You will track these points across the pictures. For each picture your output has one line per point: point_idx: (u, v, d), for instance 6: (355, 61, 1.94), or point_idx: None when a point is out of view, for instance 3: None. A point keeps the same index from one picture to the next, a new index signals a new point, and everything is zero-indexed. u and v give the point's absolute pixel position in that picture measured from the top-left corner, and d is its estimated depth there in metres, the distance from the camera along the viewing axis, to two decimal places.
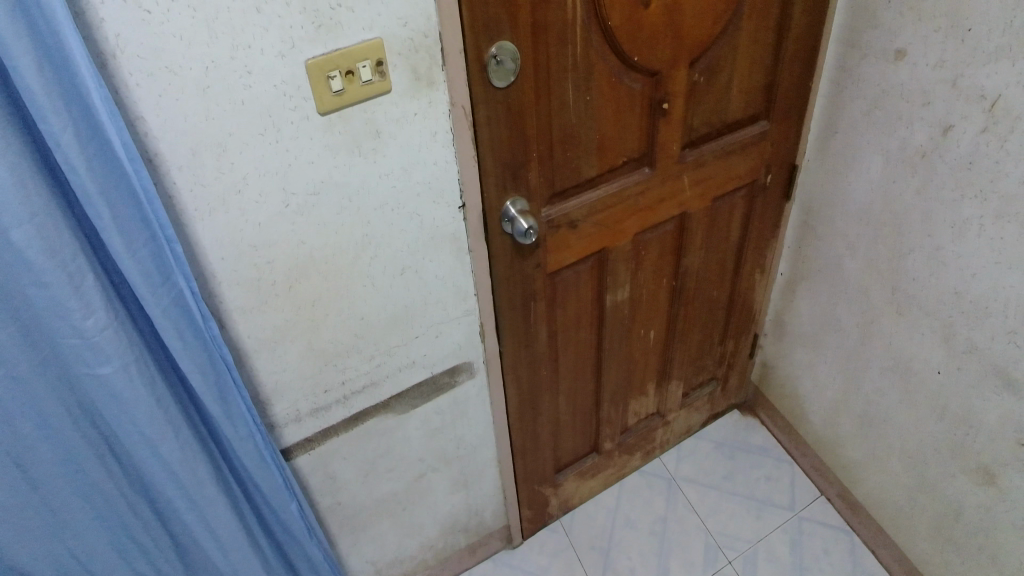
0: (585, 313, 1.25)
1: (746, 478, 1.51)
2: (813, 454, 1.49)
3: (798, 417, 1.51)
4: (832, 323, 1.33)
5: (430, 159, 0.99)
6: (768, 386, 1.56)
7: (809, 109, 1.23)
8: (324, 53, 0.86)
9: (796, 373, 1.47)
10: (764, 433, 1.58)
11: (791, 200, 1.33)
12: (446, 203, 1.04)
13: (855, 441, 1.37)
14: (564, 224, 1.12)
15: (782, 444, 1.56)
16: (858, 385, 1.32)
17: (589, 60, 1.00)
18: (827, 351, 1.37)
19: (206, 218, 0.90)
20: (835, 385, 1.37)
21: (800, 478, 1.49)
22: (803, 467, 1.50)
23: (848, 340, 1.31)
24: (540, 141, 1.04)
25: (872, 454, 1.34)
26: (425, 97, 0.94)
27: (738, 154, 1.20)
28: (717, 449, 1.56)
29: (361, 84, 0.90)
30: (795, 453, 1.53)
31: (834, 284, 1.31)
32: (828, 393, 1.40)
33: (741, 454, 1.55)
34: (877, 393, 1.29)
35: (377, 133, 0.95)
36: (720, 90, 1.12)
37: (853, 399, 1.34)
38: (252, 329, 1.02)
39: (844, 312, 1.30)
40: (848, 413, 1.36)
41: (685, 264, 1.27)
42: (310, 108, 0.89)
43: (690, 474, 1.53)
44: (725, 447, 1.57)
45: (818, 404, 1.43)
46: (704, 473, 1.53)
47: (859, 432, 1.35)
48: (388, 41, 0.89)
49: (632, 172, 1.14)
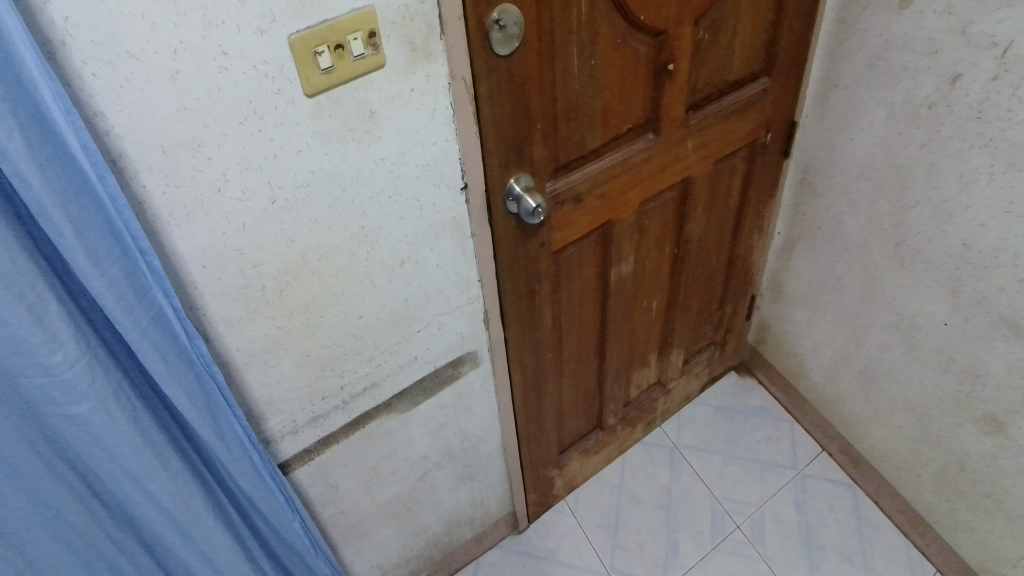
0: (588, 291, 1.18)
1: (747, 440, 1.50)
2: (812, 411, 1.49)
3: (797, 376, 1.50)
4: (832, 280, 1.31)
5: (430, 140, 0.90)
6: (765, 346, 1.55)
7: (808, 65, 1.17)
8: (309, 27, 0.76)
9: (793, 332, 1.45)
10: (762, 393, 1.57)
11: (789, 157, 1.28)
12: (447, 186, 0.94)
13: (856, 396, 1.36)
14: (568, 201, 1.05)
15: (779, 402, 1.55)
16: (859, 342, 1.30)
17: (594, 21, 0.91)
18: (825, 309, 1.35)
19: (183, 224, 0.81)
20: (836, 344, 1.36)
21: (800, 435, 1.50)
22: (803, 425, 1.51)
23: (848, 296, 1.29)
24: (543, 114, 0.95)
25: (873, 409, 1.34)
26: (421, 71, 0.85)
27: (740, 114, 1.13)
28: (717, 413, 1.55)
29: (352, 60, 0.79)
30: (794, 411, 1.53)
31: (835, 243, 1.28)
32: (827, 350, 1.38)
33: (739, 416, 1.54)
34: (879, 347, 1.26)
35: (370, 114, 0.84)
36: (724, 48, 1.04)
37: (854, 356, 1.33)
38: (241, 341, 0.93)
39: (845, 270, 1.28)
40: (849, 369, 1.35)
41: (687, 232, 1.22)
42: (295, 90, 0.79)
43: (691, 441, 1.51)
44: (724, 410, 1.55)
45: (817, 361, 1.42)
46: (705, 439, 1.51)
47: (860, 387, 1.34)
48: (380, 10, 0.79)
49: (635, 141, 1.06)
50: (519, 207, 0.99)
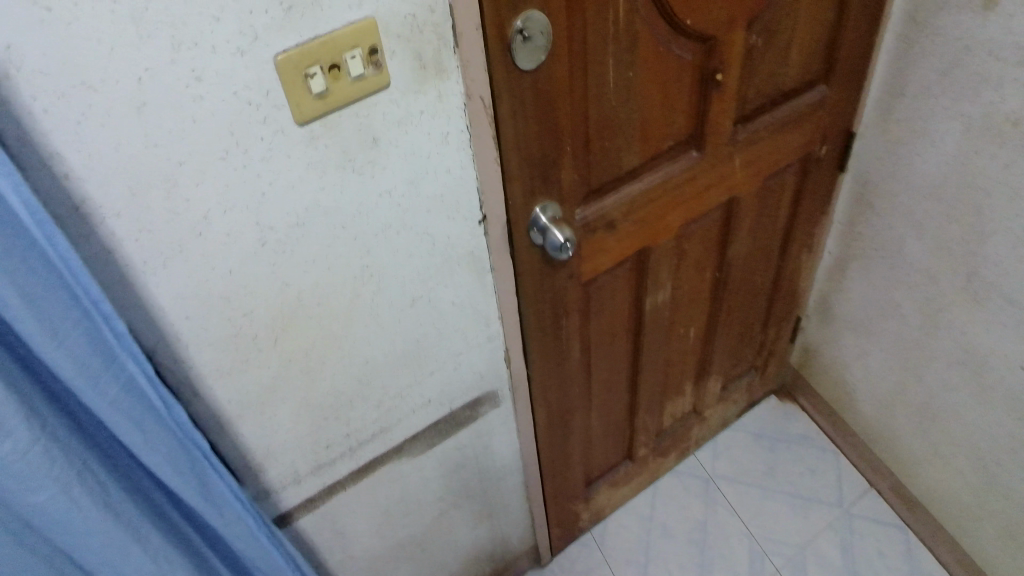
0: (620, 322, 1.07)
1: (788, 473, 1.38)
2: (862, 445, 1.36)
3: (846, 406, 1.37)
4: (889, 308, 1.17)
5: (443, 167, 0.78)
6: (809, 370, 1.42)
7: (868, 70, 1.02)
8: (298, 45, 0.65)
9: (841, 359, 1.32)
10: (805, 421, 1.45)
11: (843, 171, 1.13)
12: (462, 217, 0.83)
13: (912, 434, 1.23)
14: (600, 227, 0.93)
15: (825, 432, 1.43)
16: (918, 377, 1.16)
17: (634, 26, 0.79)
18: (880, 337, 1.21)
19: (160, 271, 0.72)
20: (891, 377, 1.22)
21: (846, 469, 1.38)
22: (850, 458, 1.38)
23: (908, 326, 1.14)
24: (574, 133, 0.83)
25: (933, 449, 1.20)
26: (432, 90, 0.73)
27: (795, 126, 0.99)
28: (755, 441, 1.43)
29: (350, 81, 0.68)
30: (840, 442, 1.40)
31: (892, 269, 1.13)
32: (880, 382, 1.25)
33: (781, 445, 1.42)
34: (942, 385, 1.13)
35: (373, 142, 0.73)
36: (780, 53, 0.90)
37: (911, 392, 1.19)
38: (234, 393, 0.85)
39: (904, 298, 1.13)
40: (905, 405, 1.22)
41: (730, 255, 1.08)
42: (286, 118, 0.68)
43: (728, 472, 1.40)
44: (764, 438, 1.43)
45: (869, 392, 1.29)
46: (742, 470, 1.40)
47: (918, 425, 1.21)
48: (382, 21, 0.67)
49: (677, 159, 0.93)
50: (546, 241, 0.87)
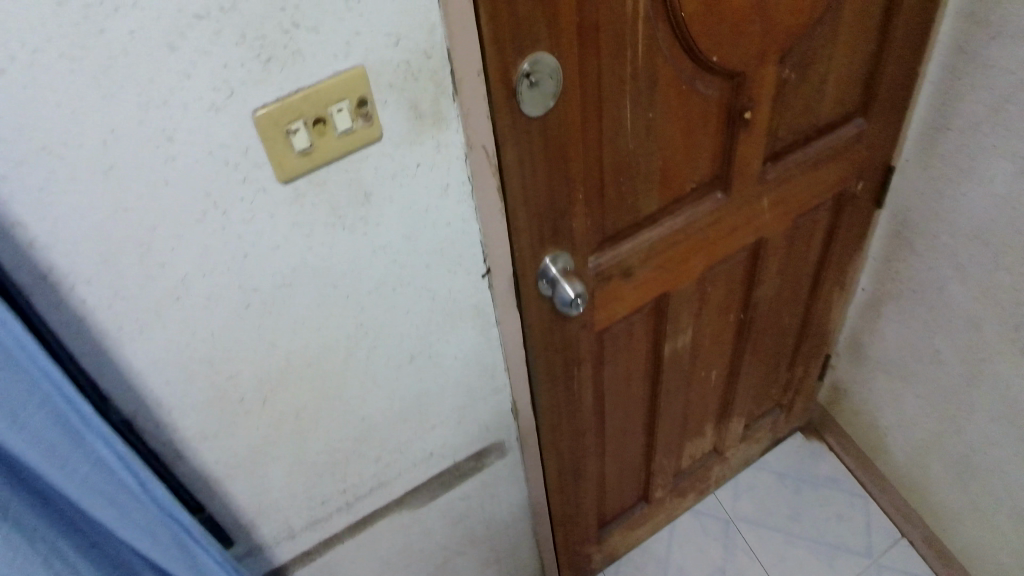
0: (636, 369, 1.00)
1: (813, 517, 1.29)
2: (894, 492, 1.26)
3: (878, 450, 1.27)
4: (927, 353, 1.07)
5: (443, 221, 0.72)
6: (839, 410, 1.32)
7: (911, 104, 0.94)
8: (278, 99, 0.59)
9: (874, 400, 1.22)
10: (832, 461, 1.35)
11: (880, 207, 1.05)
12: (464, 271, 0.77)
13: (950, 486, 1.13)
14: (616, 275, 0.86)
15: (854, 474, 1.33)
16: (957, 427, 1.07)
17: (654, 64, 0.71)
18: (917, 382, 1.11)
19: (138, 336, 0.67)
20: (929, 424, 1.12)
21: (876, 515, 1.28)
22: (880, 505, 1.28)
23: (949, 374, 1.05)
24: (587, 179, 0.76)
25: (972, 505, 1.10)
26: (430, 141, 0.67)
27: (831, 163, 0.90)
28: (780, 482, 1.34)
29: (337, 135, 0.62)
30: (871, 487, 1.30)
31: (933, 311, 1.04)
32: (916, 429, 1.16)
33: (807, 487, 1.32)
34: (984, 439, 1.03)
35: (364, 197, 0.67)
36: (814, 87, 0.82)
37: (951, 443, 1.09)
38: (223, 453, 0.80)
39: (944, 343, 1.04)
40: (942, 454, 1.12)
41: (757, 297, 1.00)
42: (268, 176, 0.63)
43: (749, 514, 1.31)
44: (789, 479, 1.34)
45: (903, 439, 1.19)
46: (765, 513, 1.31)
47: (956, 477, 1.11)
48: (372, 70, 0.61)
49: (701, 202, 0.85)
50: (555, 294, 0.80)
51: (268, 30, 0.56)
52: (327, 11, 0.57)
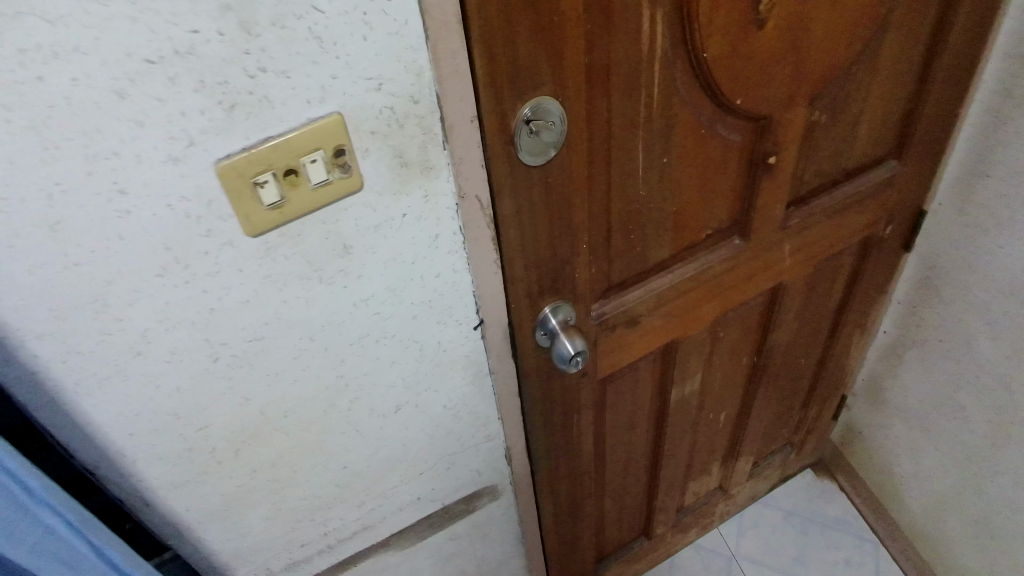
0: (639, 412, 0.93)
1: (820, 562, 1.18)
2: (906, 540, 1.16)
3: (893, 500, 1.17)
4: (951, 407, 0.98)
5: (432, 272, 0.66)
6: (853, 451, 1.22)
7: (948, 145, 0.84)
8: (244, 149, 0.53)
9: (891, 447, 1.13)
10: (843, 502, 1.25)
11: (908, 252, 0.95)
12: (455, 322, 0.71)
13: (967, 547, 1.03)
14: (620, 324, 0.79)
15: (865, 516, 1.22)
16: (978, 487, 0.97)
17: (670, 106, 0.64)
18: (937, 436, 1.02)
19: (97, 391, 0.62)
20: (948, 479, 1.03)
21: (886, 564, 1.17)
22: (892, 552, 1.17)
23: (973, 433, 0.96)
24: (591, 227, 0.70)
25: (990, 568, 1.00)
26: (417, 190, 0.60)
27: (859, 207, 0.82)
28: (786, 521, 1.24)
29: (311, 188, 0.56)
30: (882, 532, 1.19)
31: (962, 363, 0.94)
32: (933, 483, 1.06)
33: (816, 529, 1.22)
34: (1008, 503, 0.93)
35: (343, 249, 0.61)
36: (846, 129, 0.74)
37: (970, 501, 0.99)
38: (195, 502, 0.76)
39: (969, 399, 0.95)
40: (961, 513, 1.02)
41: (772, 341, 0.93)
42: (235, 229, 0.57)
43: (753, 552, 1.21)
44: (796, 518, 1.24)
45: (919, 493, 1.09)
46: (769, 552, 1.21)
47: (975, 538, 1.01)
48: (352, 117, 0.55)
49: (716, 248, 0.78)
50: (553, 348, 0.74)
51: (232, 75, 0.50)
52: (300, 54, 0.51)
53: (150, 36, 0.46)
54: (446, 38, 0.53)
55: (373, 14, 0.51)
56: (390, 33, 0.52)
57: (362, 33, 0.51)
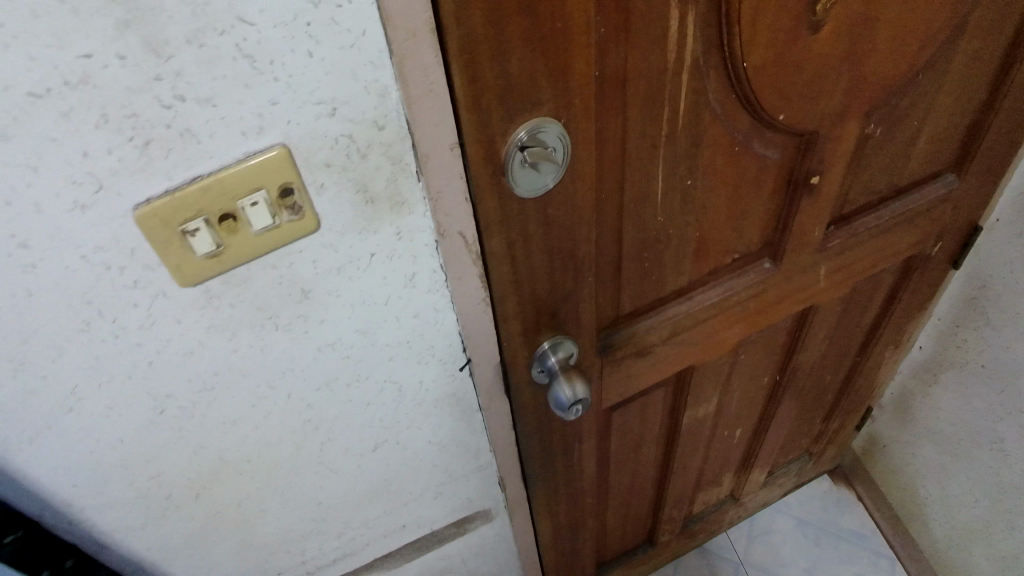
0: (649, 437, 0.84)
1: None
2: (924, 561, 1.06)
3: (915, 524, 1.06)
4: (988, 437, 0.87)
5: (409, 312, 0.57)
6: (874, 462, 1.12)
7: (1016, 157, 0.70)
8: (169, 192, 0.44)
9: (917, 467, 1.02)
10: (861, 515, 1.15)
11: (954, 270, 0.82)
12: (438, 360, 0.62)
13: None
14: (629, 356, 0.70)
15: (882, 530, 1.12)
16: (1010, 525, 0.87)
17: (698, 124, 0.53)
18: (970, 464, 0.92)
19: (27, 449, 0.54)
20: (977, 511, 0.92)
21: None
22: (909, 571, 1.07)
23: (1011, 467, 0.85)
24: (598, 259, 0.60)
25: None
26: (387, 228, 0.50)
27: (908, 225, 0.71)
28: (798, 529, 1.14)
29: (254, 234, 0.47)
30: (899, 549, 1.09)
31: (1006, 394, 0.83)
32: (959, 510, 0.96)
33: (830, 540, 1.13)
34: None
35: (300, 294, 0.52)
36: (904, 142, 0.63)
37: (999, 536, 0.90)
38: (155, 542, 0.68)
39: (1010, 432, 0.84)
40: (987, 546, 0.92)
41: (798, 361, 0.83)
42: (166, 277, 0.48)
43: (762, 561, 1.12)
44: (810, 527, 1.14)
45: (943, 518, 1.00)
46: (779, 562, 1.12)
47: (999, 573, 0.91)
48: (302, 149, 0.44)
49: (743, 272, 0.68)
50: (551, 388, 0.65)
51: (142, 107, 0.40)
52: (227, 77, 0.40)
53: (29, 65, 0.36)
54: (416, 53, 0.42)
55: (318, 23, 0.40)
56: (343, 46, 0.41)
57: (307, 48, 0.40)
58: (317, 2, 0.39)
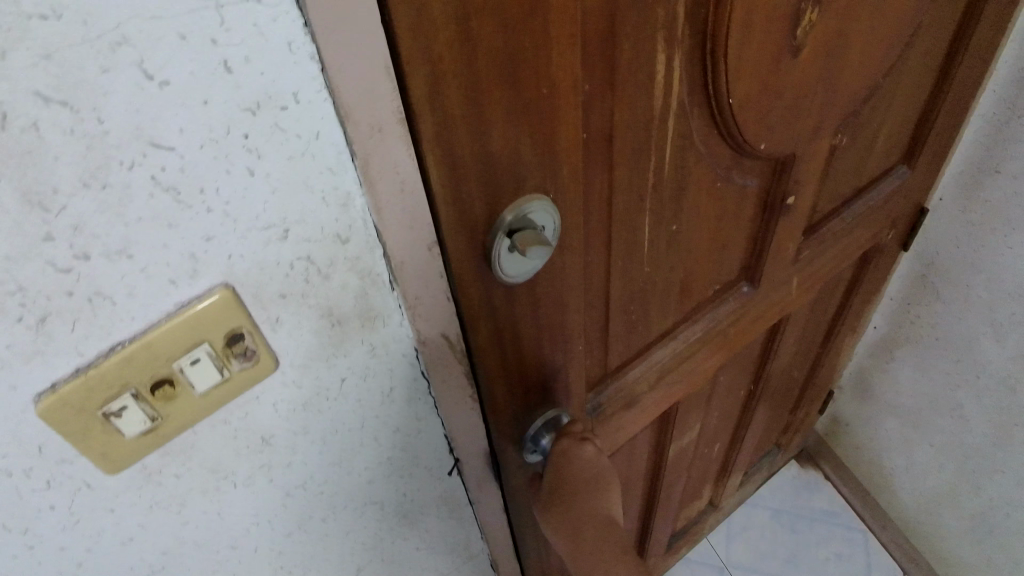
0: (634, 484, 0.77)
1: (813, 561, 1.10)
2: (896, 528, 1.09)
3: (882, 494, 1.09)
4: (948, 405, 0.89)
5: (388, 428, 0.49)
6: (837, 441, 1.14)
7: (956, 140, 0.71)
8: (81, 369, 0.34)
9: (879, 440, 1.04)
10: (830, 493, 1.17)
11: (902, 252, 0.83)
12: (423, 467, 0.54)
13: (962, 541, 0.96)
14: (618, 410, 0.63)
15: (852, 506, 1.15)
16: (977, 488, 0.89)
17: (686, 164, 0.49)
18: (931, 432, 0.94)
19: None
20: (944, 476, 0.95)
21: (878, 554, 1.10)
22: (883, 541, 1.10)
23: (973, 432, 0.87)
24: (589, 324, 0.53)
25: (988, 562, 0.94)
26: (359, 347, 0.42)
27: (867, 222, 0.70)
28: (774, 521, 1.15)
29: (198, 395, 0.37)
30: (871, 521, 1.12)
31: (963, 365, 0.84)
32: (924, 477, 0.98)
33: (805, 525, 1.14)
34: (1010, 503, 0.86)
35: (261, 443, 0.43)
36: (866, 144, 0.61)
37: (967, 497, 0.92)
38: None
39: (969, 399, 0.85)
40: (957, 509, 0.95)
41: (771, 369, 0.81)
42: (89, 462, 0.38)
43: (745, 560, 1.11)
44: (785, 516, 1.15)
45: (909, 485, 1.02)
46: (762, 557, 1.11)
47: (971, 532, 0.94)
48: (249, 284, 0.35)
49: (724, 300, 0.64)
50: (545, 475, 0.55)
51: (28, 276, 0.29)
52: (144, 220, 0.30)
53: None
54: (384, 150, 0.33)
55: (258, 134, 0.31)
56: (293, 155, 0.32)
57: (246, 166, 0.31)
58: (256, 108, 0.30)
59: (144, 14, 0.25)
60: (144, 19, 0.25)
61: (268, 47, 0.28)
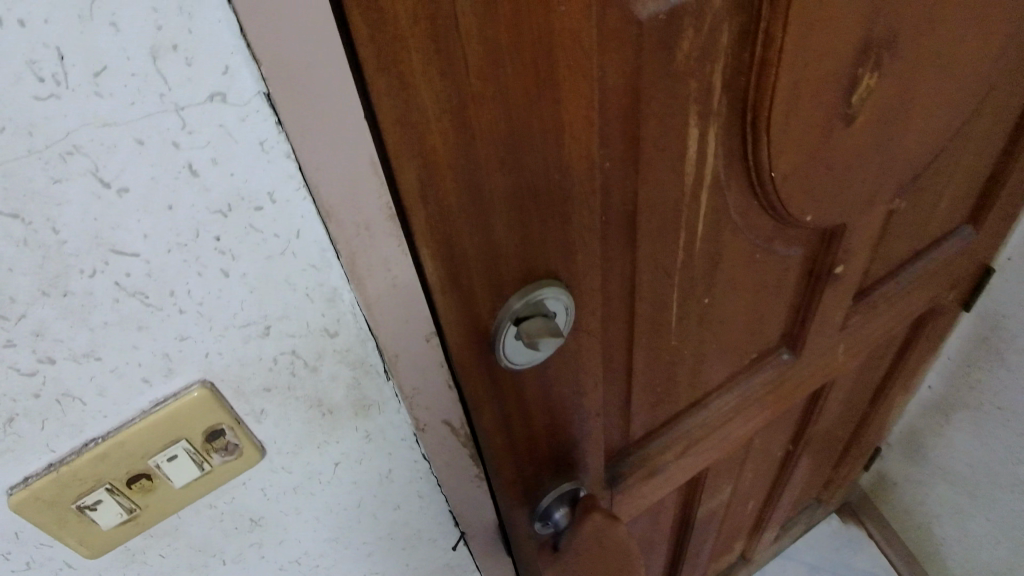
0: (659, 546, 0.73)
1: None
2: None
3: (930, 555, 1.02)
4: (1008, 475, 0.82)
5: (388, 505, 0.46)
6: (884, 494, 1.07)
7: None
8: (52, 466, 0.32)
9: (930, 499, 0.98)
10: (873, 551, 1.12)
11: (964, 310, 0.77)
12: (427, 539, 0.51)
13: None
14: (641, 481, 0.60)
15: (896, 565, 1.09)
16: None
17: (720, 237, 0.45)
18: (989, 501, 0.87)
19: None
20: (1000, 549, 0.88)
21: None
22: None
23: None
24: (608, 399, 0.50)
25: None
26: (352, 432, 0.39)
27: (924, 285, 0.64)
28: None
29: (177, 487, 0.35)
30: None
31: None
32: (978, 545, 0.91)
33: None
34: None
35: (250, 523, 0.41)
36: (926, 207, 0.56)
37: None
38: None
39: None
40: None
41: (812, 430, 0.76)
42: (66, 548, 0.36)
43: None
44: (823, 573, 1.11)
45: (960, 551, 0.95)
46: None
47: None
48: (229, 380, 0.33)
49: (760, 368, 0.59)
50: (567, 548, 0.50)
51: None
52: (110, 323, 0.28)
53: None
54: (373, 247, 0.30)
55: (231, 235, 0.28)
56: (271, 254, 0.29)
57: (219, 267, 0.29)
58: (227, 210, 0.27)
59: (95, 121, 0.23)
60: (95, 126, 0.23)
61: (236, 148, 0.26)
